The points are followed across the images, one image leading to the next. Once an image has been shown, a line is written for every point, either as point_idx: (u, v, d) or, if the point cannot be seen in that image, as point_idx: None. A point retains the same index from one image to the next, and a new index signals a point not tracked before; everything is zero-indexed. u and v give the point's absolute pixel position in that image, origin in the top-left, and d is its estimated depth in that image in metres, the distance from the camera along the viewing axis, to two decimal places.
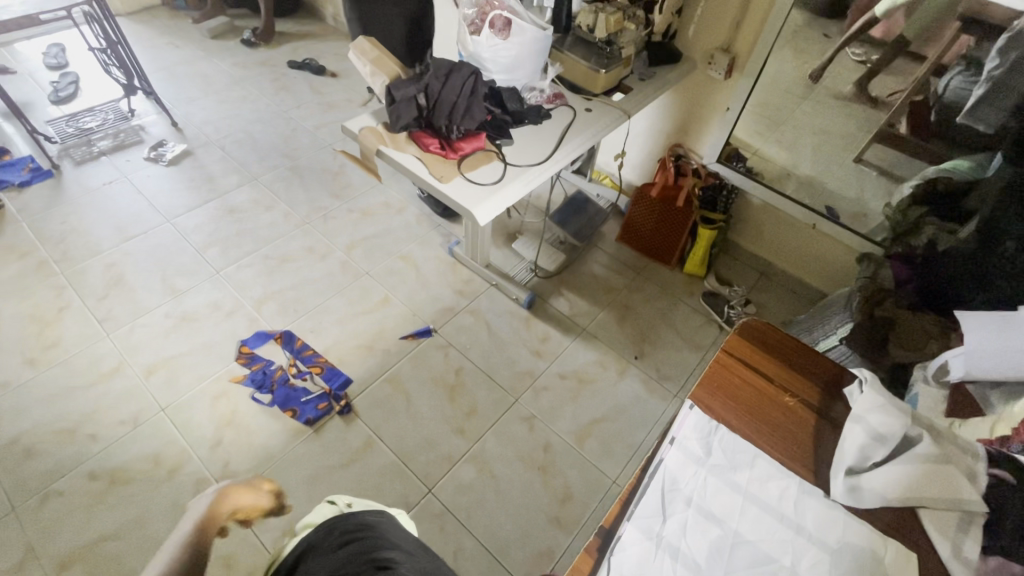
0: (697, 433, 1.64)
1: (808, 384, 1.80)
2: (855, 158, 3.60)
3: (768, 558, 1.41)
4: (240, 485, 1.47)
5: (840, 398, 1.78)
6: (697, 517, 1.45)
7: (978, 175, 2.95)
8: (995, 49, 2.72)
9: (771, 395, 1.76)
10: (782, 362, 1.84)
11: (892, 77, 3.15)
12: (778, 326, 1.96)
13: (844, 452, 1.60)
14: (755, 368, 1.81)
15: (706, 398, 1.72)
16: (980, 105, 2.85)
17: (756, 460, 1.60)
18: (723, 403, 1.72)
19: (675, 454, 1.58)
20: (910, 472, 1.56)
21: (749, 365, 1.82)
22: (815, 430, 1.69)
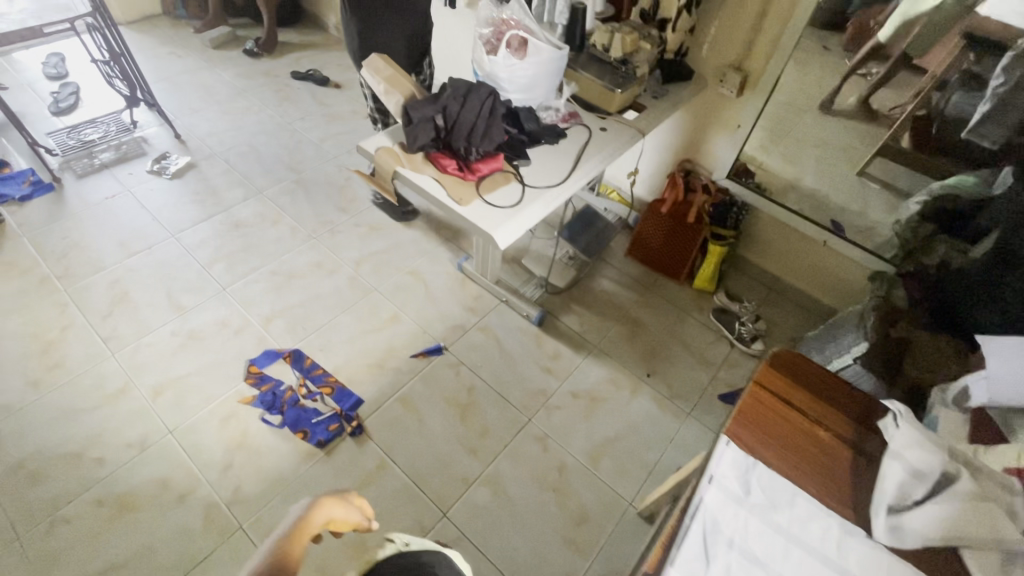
0: (735, 471, 1.62)
1: (842, 417, 1.78)
2: (857, 171, 3.74)
3: None
4: (332, 499, 1.58)
5: (875, 433, 1.77)
6: (741, 561, 1.43)
7: (984, 190, 3.02)
8: (998, 68, 2.81)
9: (806, 430, 1.74)
10: (815, 395, 1.83)
11: (893, 92, 3.26)
12: (810, 358, 1.93)
13: (884, 490, 1.59)
14: (789, 402, 1.80)
15: (742, 433, 1.70)
16: (983, 121, 2.93)
17: (796, 498, 1.58)
18: (759, 438, 1.70)
19: (715, 494, 1.56)
20: (950, 510, 1.54)
21: (783, 398, 1.80)
22: (853, 466, 1.67)
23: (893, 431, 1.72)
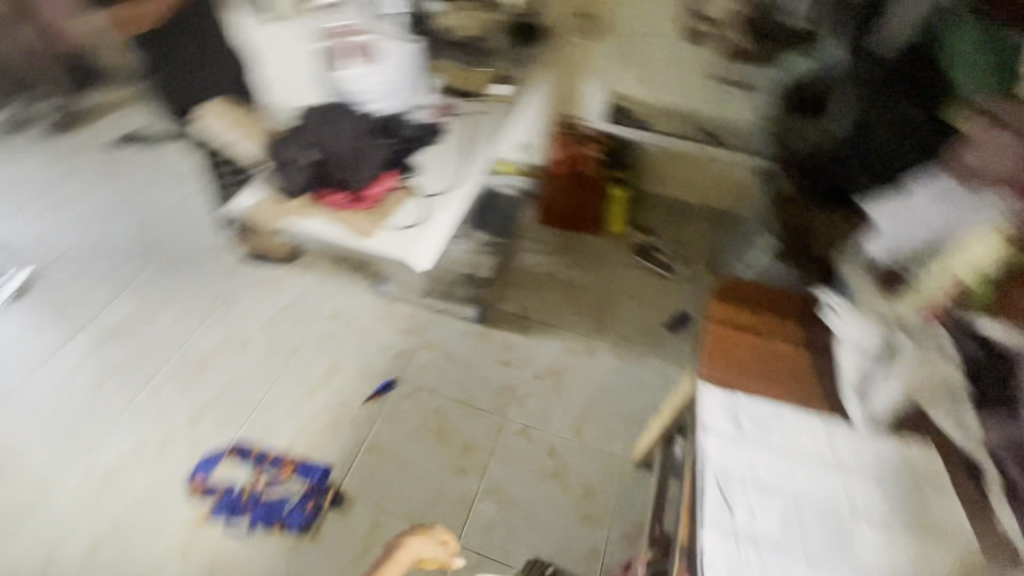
0: (723, 412, 1.85)
1: (793, 326, 2.10)
2: (709, 74, 3.81)
3: (825, 509, 1.67)
4: (422, 539, 2.04)
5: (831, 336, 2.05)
6: (758, 497, 1.66)
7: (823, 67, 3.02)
8: None
9: (767, 348, 2.04)
10: (760, 314, 2.12)
11: None
12: (752, 283, 2.26)
13: (845, 376, 1.95)
14: (741, 326, 2.09)
15: (716, 371, 1.96)
16: None
17: (783, 420, 1.84)
18: (730, 370, 1.96)
19: (714, 442, 1.77)
20: (906, 380, 1.85)
21: (737, 326, 2.09)
22: (814, 364, 2.02)
23: (837, 318, 2.04)
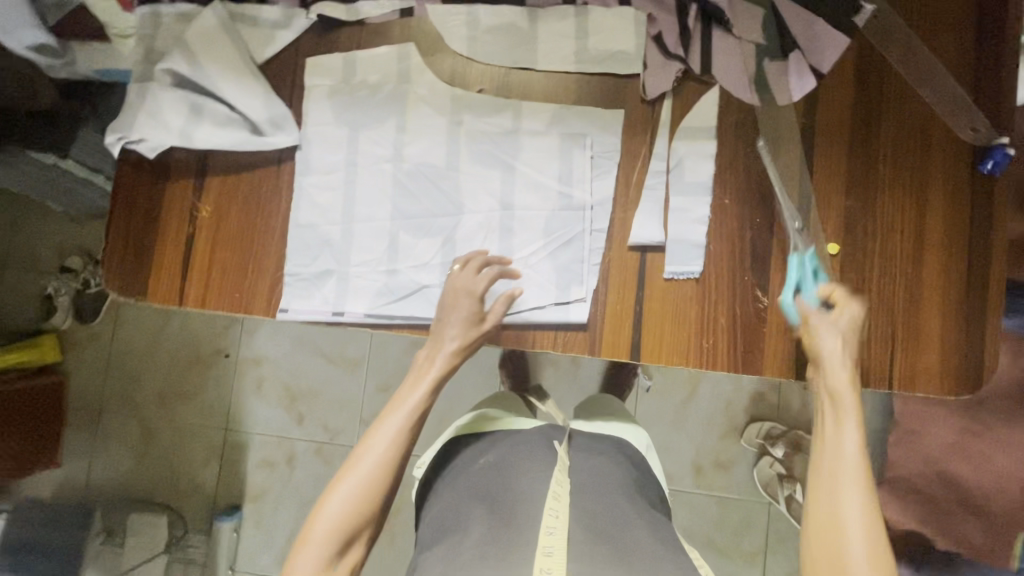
0: (221, 122, 0.65)
1: (227, 213, 0.67)
2: None
3: (518, 177, 0.65)
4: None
5: (150, 160, 0.66)
6: (429, 199, 0.65)
7: None
8: None
9: (254, 296, 0.66)
10: (168, 258, 0.66)
11: None
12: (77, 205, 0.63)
13: (250, 114, 0.66)
14: (191, 256, 0.66)
15: (192, 292, 0.66)
16: None
17: (407, 194, 0.66)
18: (221, 293, 0.66)
19: (311, 308, 0.65)
20: (239, 48, 0.66)
21: (170, 252, 0.66)
22: (282, 213, 0.67)
23: (156, 100, 0.64)
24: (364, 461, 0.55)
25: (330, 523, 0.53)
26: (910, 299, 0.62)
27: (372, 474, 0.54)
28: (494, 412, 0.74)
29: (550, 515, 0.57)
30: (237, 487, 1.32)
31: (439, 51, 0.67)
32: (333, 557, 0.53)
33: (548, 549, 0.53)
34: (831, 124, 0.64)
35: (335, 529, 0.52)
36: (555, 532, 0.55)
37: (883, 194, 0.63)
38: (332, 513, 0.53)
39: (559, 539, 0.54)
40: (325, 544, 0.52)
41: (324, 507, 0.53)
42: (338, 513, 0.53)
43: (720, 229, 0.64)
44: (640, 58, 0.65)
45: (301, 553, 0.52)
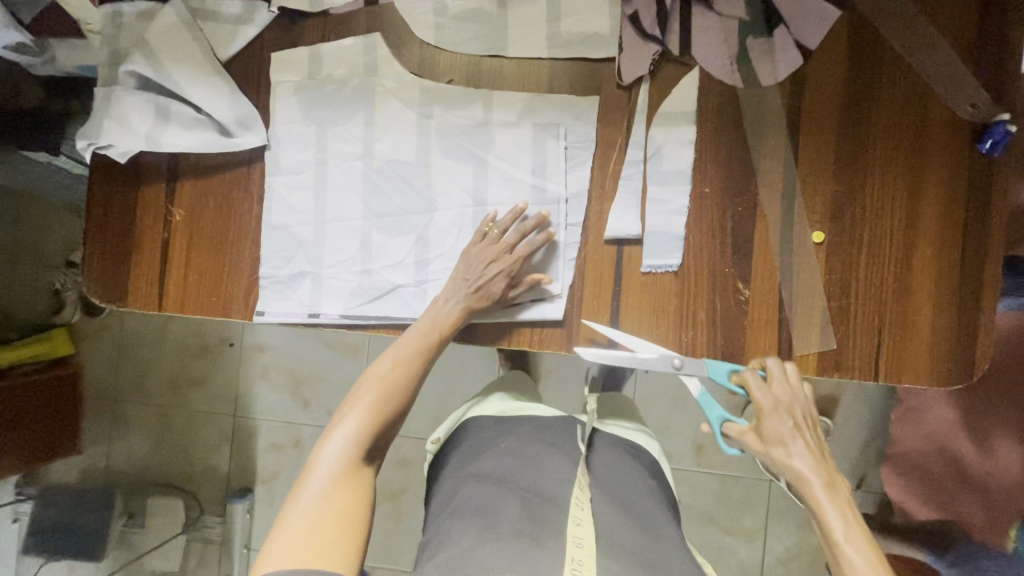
0: (188, 125, 0.64)
1: (201, 216, 0.66)
2: None
3: (490, 170, 0.64)
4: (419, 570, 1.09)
5: (123, 166, 0.66)
6: (400, 197, 0.64)
7: None
8: None
9: (231, 298, 0.66)
10: (146, 264, 0.66)
11: None
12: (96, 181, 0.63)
13: (215, 113, 0.64)
14: (168, 260, 0.66)
15: (172, 297, 0.66)
16: None
17: (378, 192, 0.64)
18: (199, 297, 0.66)
19: (286, 309, 0.65)
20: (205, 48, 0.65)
21: (148, 259, 0.67)
22: (254, 213, 0.66)
23: (124, 105, 0.64)
24: (379, 381, 0.59)
25: (347, 432, 0.56)
26: (898, 288, 0.60)
27: (380, 387, 0.58)
28: (502, 394, 0.77)
29: (579, 507, 0.58)
30: (249, 469, 1.25)
31: (406, 40, 0.64)
32: (348, 466, 0.54)
33: (577, 539, 0.55)
34: (818, 105, 0.61)
35: (351, 438, 0.55)
36: (581, 523, 0.57)
37: (872, 178, 0.60)
38: (348, 426, 0.56)
39: (586, 530, 0.56)
40: (342, 453, 0.55)
41: (341, 423, 0.56)
42: (354, 422, 0.56)
43: (700, 220, 0.62)
44: (616, 40, 0.62)
45: (321, 458, 0.54)
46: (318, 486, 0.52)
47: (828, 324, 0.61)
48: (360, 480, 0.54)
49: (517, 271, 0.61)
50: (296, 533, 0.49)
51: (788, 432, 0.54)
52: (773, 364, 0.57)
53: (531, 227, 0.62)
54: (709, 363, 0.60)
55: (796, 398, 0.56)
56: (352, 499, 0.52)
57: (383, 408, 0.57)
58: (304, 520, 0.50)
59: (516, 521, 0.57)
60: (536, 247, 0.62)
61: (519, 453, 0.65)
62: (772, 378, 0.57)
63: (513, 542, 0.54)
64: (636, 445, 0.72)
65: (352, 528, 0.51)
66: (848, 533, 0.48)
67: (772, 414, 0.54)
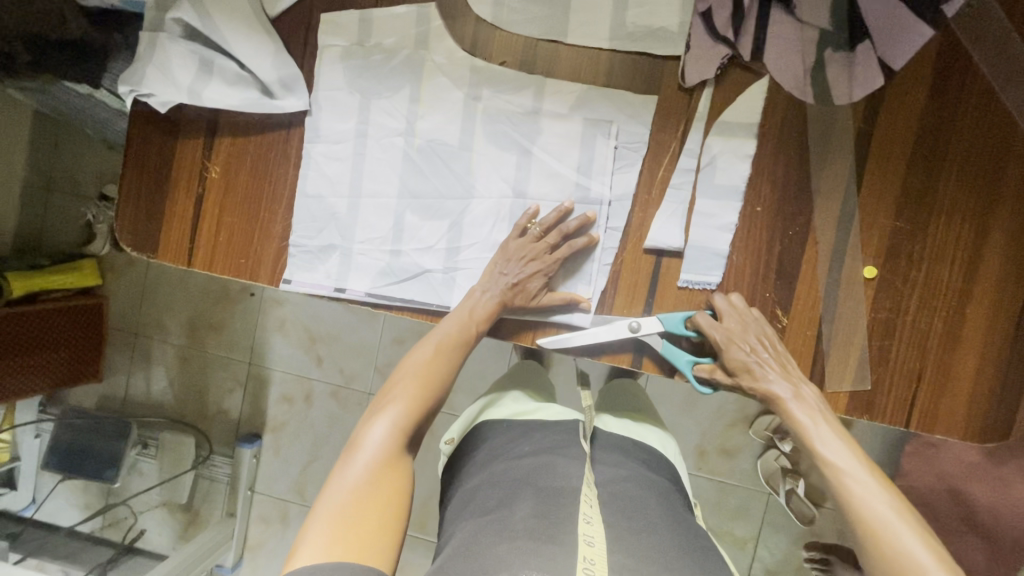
0: (231, 83, 0.63)
1: (236, 174, 0.65)
2: None
3: (533, 161, 0.61)
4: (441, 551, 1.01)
5: (165, 117, 0.65)
6: (439, 181, 0.62)
7: None
8: None
9: (257, 263, 0.65)
10: (179, 218, 0.66)
11: None
12: (159, 135, 0.65)
13: (260, 73, 0.62)
14: (199, 217, 0.66)
15: (202, 255, 0.66)
16: None
17: (418, 173, 0.63)
18: (228, 258, 0.66)
19: (314, 281, 0.64)
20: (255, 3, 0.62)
21: (181, 213, 0.66)
22: (291, 179, 0.65)
23: (169, 57, 0.62)
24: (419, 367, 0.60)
25: (392, 417, 0.57)
26: (946, 336, 0.57)
27: (424, 374, 0.60)
28: (515, 394, 0.78)
29: (588, 506, 0.58)
30: (259, 417, 1.25)
31: (461, 15, 0.61)
32: (391, 454, 0.55)
33: (589, 539, 0.54)
34: (891, 132, 0.57)
35: (396, 424, 0.56)
36: (591, 522, 0.56)
37: (938, 216, 0.57)
38: (393, 412, 0.57)
39: (596, 528, 0.55)
40: (386, 440, 0.56)
41: (386, 409, 0.57)
42: (399, 409, 0.57)
43: (747, 240, 0.59)
44: (683, 38, 0.58)
45: (366, 442, 0.55)
46: (361, 472, 0.53)
47: (866, 363, 0.58)
48: (401, 469, 0.55)
49: (555, 272, 0.60)
50: (341, 518, 0.49)
51: (749, 357, 0.56)
52: (720, 302, 0.58)
53: (573, 229, 0.60)
54: (663, 320, 0.59)
55: (748, 327, 0.57)
56: (394, 487, 0.53)
57: (428, 394, 0.59)
58: (348, 505, 0.50)
59: (537, 519, 0.57)
60: (577, 251, 0.60)
61: (538, 455, 0.65)
62: (723, 316, 0.58)
63: (536, 539, 0.54)
64: (645, 455, 0.71)
65: (394, 517, 0.51)
66: (831, 445, 0.54)
67: (730, 348, 0.56)
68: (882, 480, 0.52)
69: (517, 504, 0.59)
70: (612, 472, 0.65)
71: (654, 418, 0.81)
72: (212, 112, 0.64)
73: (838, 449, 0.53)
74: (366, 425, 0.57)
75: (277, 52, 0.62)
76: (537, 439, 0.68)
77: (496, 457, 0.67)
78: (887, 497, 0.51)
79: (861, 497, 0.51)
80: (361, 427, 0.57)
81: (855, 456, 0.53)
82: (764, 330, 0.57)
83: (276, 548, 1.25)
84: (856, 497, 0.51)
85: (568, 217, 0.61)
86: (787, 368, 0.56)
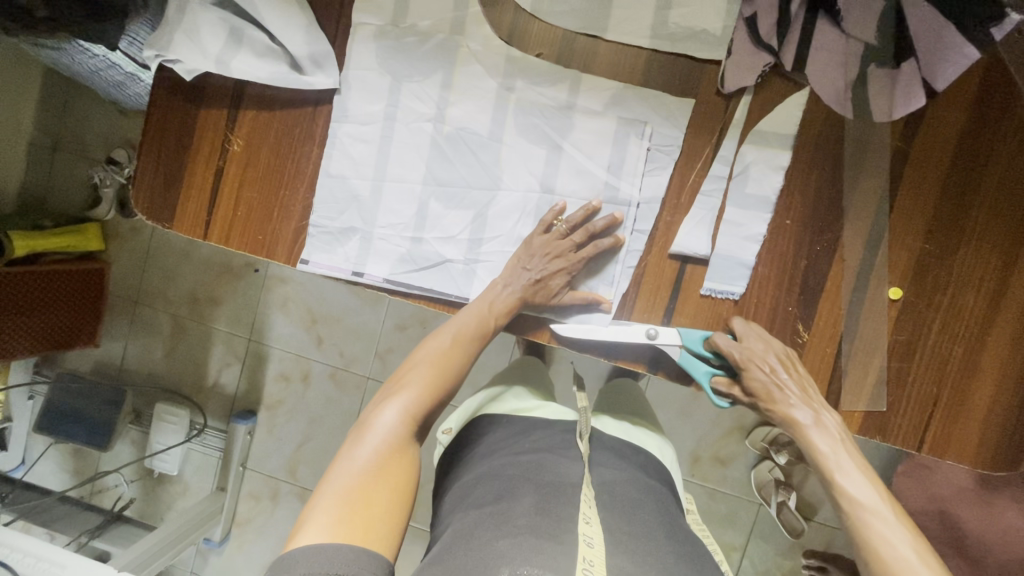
0: (260, 57, 0.61)
1: (258, 149, 0.64)
2: None
3: (563, 158, 0.60)
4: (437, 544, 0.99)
5: (190, 85, 0.63)
6: (465, 171, 0.61)
7: None
8: None
9: (271, 238, 0.64)
10: (199, 190, 0.65)
11: None
12: (182, 104, 0.64)
13: (291, 48, 0.61)
14: (218, 190, 0.64)
15: (219, 229, 0.65)
16: None
17: (446, 159, 0.62)
18: (245, 232, 0.64)
19: (330, 261, 0.63)
20: None
21: (200, 185, 0.64)
22: (309, 156, 0.63)
23: (199, 27, 0.61)
24: (437, 355, 0.59)
25: (404, 402, 0.56)
26: (965, 363, 0.57)
27: (439, 363, 0.59)
28: (517, 390, 0.78)
29: (587, 506, 0.58)
30: (256, 393, 1.24)
31: (501, 3, 0.60)
32: (400, 441, 0.54)
33: (588, 539, 0.52)
34: (928, 153, 0.56)
35: (407, 410, 0.55)
36: (590, 522, 0.56)
37: (968, 242, 0.56)
38: (405, 398, 0.56)
39: (595, 529, 0.54)
40: (396, 425, 0.55)
41: (398, 393, 0.57)
42: (411, 395, 0.56)
43: (774, 252, 0.58)
44: (725, 43, 0.57)
45: (376, 425, 0.54)
46: (368, 456, 0.52)
47: (883, 384, 0.58)
48: (409, 456, 0.54)
49: (578, 272, 0.60)
50: (345, 501, 0.48)
51: (768, 377, 0.56)
52: (739, 325, 0.58)
53: (599, 228, 0.59)
54: (683, 334, 0.59)
55: (769, 348, 0.57)
56: (401, 474, 0.52)
57: (440, 383, 0.58)
58: (354, 489, 0.49)
59: (537, 513, 0.56)
60: (601, 251, 0.60)
61: (541, 453, 0.65)
62: (744, 338, 0.57)
63: (536, 532, 0.53)
64: (646, 461, 0.71)
65: (400, 503, 0.51)
66: (852, 479, 0.54)
67: (751, 367, 0.56)
68: (904, 520, 0.52)
69: (518, 498, 0.58)
70: (615, 474, 0.65)
71: (652, 423, 0.80)
72: (238, 85, 0.63)
73: (860, 485, 0.53)
74: (376, 408, 0.56)
75: (311, 29, 0.61)
76: (543, 437, 0.68)
77: (501, 454, 0.66)
78: (909, 538, 0.50)
79: (880, 530, 0.51)
80: (371, 411, 0.56)
81: (877, 496, 0.53)
82: (785, 352, 0.57)
83: (264, 525, 1.25)
84: (874, 530, 0.51)
85: (594, 216, 0.60)
86: (809, 393, 0.56)
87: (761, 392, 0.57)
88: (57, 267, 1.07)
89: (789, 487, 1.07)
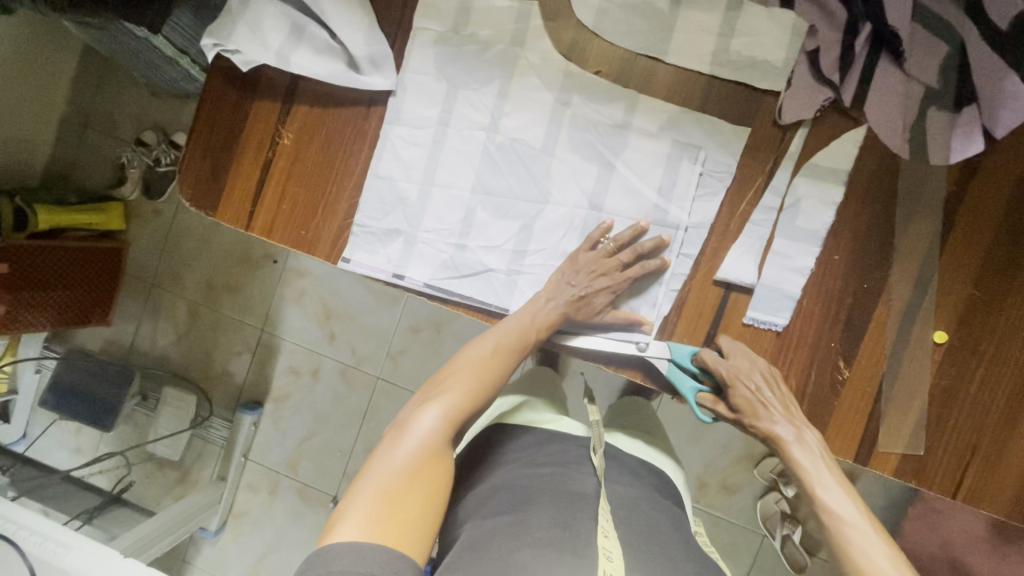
0: (319, 53, 0.62)
1: (303, 140, 0.64)
2: None
3: (615, 177, 0.60)
4: None
5: (247, 75, 0.64)
6: (513, 179, 0.61)
7: None
8: None
9: (304, 228, 0.64)
10: (246, 177, 0.64)
11: None
12: (235, 93, 0.64)
13: (350, 46, 0.61)
14: (257, 178, 0.64)
15: (263, 218, 0.64)
16: None
17: (496, 167, 0.62)
18: (287, 223, 0.64)
19: (371, 261, 0.63)
20: None
21: (244, 173, 0.65)
22: (348, 149, 0.63)
23: (261, 19, 0.61)
24: (479, 362, 0.58)
25: (445, 406, 0.55)
26: (1007, 413, 0.56)
27: (481, 370, 0.58)
28: (534, 403, 0.77)
29: (605, 521, 0.57)
30: (264, 383, 1.23)
31: (563, 18, 0.60)
32: (438, 446, 0.53)
33: (609, 553, 0.52)
34: (982, 200, 0.56)
35: (448, 414, 0.55)
36: (609, 535, 0.55)
37: (1016, 292, 0.56)
38: (446, 402, 0.55)
39: (614, 542, 0.54)
40: (436, 428, 0.54)
41: (439, 397, 0.56)
42: (453, 400, 0.56)
43: (820, 286, 0.58)
44: (786, 74, 0.57)
45: (416, 427, 0.53)
46: (406, 459, 0.51)
47: (922, 428, 0.57)
48: (445, 460, 0.53)
49: (621, 292, 0.60)
50: (381, 502, 0.47)
51: (753, 395, 0.56)
52: (724, 342, 0.58)
53: (646, 249, 0.59)
54: (672, 347, 0.60)
55: (754, 366, 0.57)
56: (437, 480, 0.51)
57: (480, 391, 0.57)
58: (391, 489, 0.48)
59: (557, 526, 0.55)
60: (647, 272, 0.60)
61: (561, 466, 0.64)
62: (730, 355, 0.57)
63: (558, 546, 0.53)
64: (663, 483, 0.70)
65: (434, 508, 0.50)
66: (833, 493, 0.54)
67: (736, 384, 0.57)
68: (880, 530, 0.52)
69: (537, 510, 0.57)
70: (635, 494, 0.64)
71: (665, 443, 0.80)
72: (294, 79, 0.63)
73: (839, 498, 0.54)
74: (417, 409, 0.55)
75: (370, 29, 0.61)
76: (563, 451, 0.67)
77: (521, 466, 0.65)
78: (885, 547, 0.51)
79: (860, 546, 0.51)
80: (411, 412, 0.55)
81: (858, 510, 0.53)
82: (769, 369, 0.57)
83: (260, 516, 1.23)
84: (855, 547, 0.51)
85: (641, 237, 0.60)
86: (790, 409, 0.56)
87: (745, 407, 0.57)
88: (82, 245, 1.08)
89: (796, 521, 1.02)
